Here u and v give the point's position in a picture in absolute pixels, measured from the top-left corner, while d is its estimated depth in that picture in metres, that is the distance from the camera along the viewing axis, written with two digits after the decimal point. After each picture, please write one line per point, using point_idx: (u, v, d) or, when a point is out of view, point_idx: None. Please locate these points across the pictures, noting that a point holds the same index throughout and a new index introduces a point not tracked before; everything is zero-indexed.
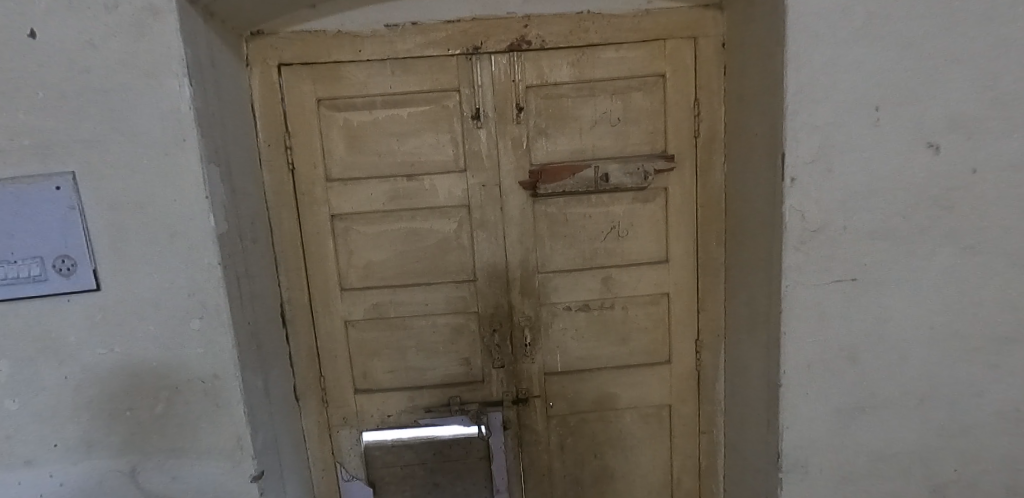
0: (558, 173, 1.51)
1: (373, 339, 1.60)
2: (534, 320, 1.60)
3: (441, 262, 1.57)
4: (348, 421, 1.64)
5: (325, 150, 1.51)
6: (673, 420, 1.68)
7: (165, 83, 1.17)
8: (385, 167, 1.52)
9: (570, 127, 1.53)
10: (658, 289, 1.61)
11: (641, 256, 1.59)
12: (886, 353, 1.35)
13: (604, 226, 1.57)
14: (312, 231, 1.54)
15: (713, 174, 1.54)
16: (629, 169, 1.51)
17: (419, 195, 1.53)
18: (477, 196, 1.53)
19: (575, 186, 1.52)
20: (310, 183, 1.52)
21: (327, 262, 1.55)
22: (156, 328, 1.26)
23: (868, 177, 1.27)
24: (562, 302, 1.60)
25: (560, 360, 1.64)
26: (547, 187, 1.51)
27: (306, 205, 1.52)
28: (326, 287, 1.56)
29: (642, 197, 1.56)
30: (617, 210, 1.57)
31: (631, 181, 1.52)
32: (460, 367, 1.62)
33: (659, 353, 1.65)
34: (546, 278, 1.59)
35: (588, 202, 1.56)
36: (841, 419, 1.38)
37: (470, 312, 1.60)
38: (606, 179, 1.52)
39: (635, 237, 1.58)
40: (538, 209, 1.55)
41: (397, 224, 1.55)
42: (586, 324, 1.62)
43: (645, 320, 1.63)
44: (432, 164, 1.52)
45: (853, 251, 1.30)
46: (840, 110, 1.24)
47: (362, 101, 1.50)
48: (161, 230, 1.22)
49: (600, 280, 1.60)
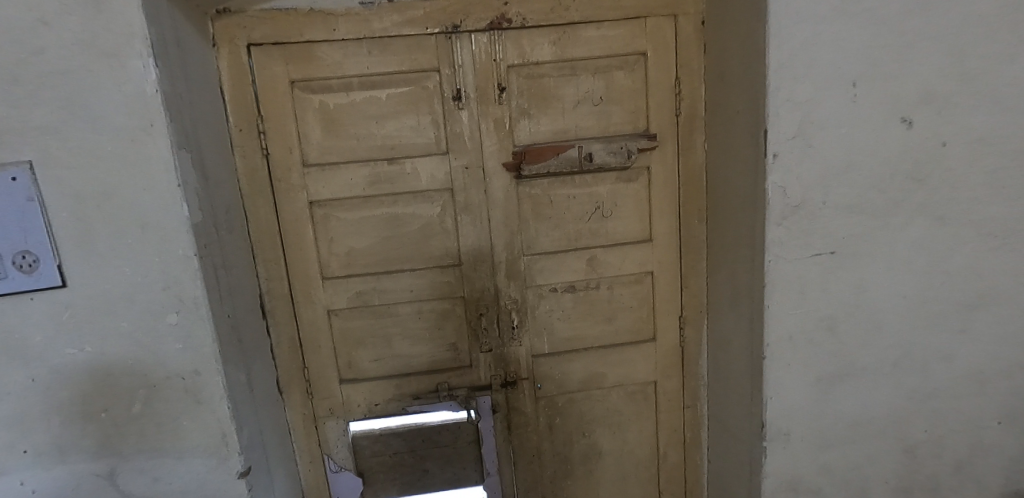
0: (542, 154, 1.50)
1: (357, 328, 1.57)
2: (520, 302, 1.60)
3: (425, 247, 1.54)
4: (334, 412, 1.61)
5: (301, 135, 1.46)
6: (658, 396, 1.71)
7: (129, 65, 1.10)
8: (365, 151, 1.48)
9: (553, 107, 1.51)
10: (643, 268, 1.62)
11: (626, 236, 1.60)
12: (863, 324, 1.39)
13: (589, 207, 1.57)
14: (290, 219, 1.48)
15: (694, 153, 1.56)
16: (612, 147, 1.51)
17: (400, 180, 1.49)
18: (460, 179, 1.51)
19: (558, 166, 1.51)
20: (287, 169, 1.46)
21: (307, 251, 1.51)
22: (129, 325, 1.20)
23: (846, 152, 1.30)
24: (548, 284, 1.60)
25: (547, 341, 1.64)
26: (530, 168, 1.50)
27: (282, 192, 1.47)
28: (307, 276, 1.52)
29: (625, 177, 1.56)
30: (601, 190, 1.56)
31: (615, 159, 1.51)
32: (447, 352, 1.61)
33: (644, 331, 1.67)
34: (531, 261, 1.58)
35: (573, 183, 1.55)
36: (822, 388, 1.42)
37: (456, 297, 1.58)
38: (590, 158, 1.51)
39: (620, 216, 1.59)
40: (522, 191, 1.54)
41: (380, 210, 1.51)
42: (572, 305, 1.62)
43: (630, 299, 1.64)
44: (413, 147, 1.49)
45: (832, 226, 1.33)
46: (819, 86, 1.26)
47: (338, 82, 1.44)
48: (131, 221, 1.16)
49: (586, 261, 1.60)
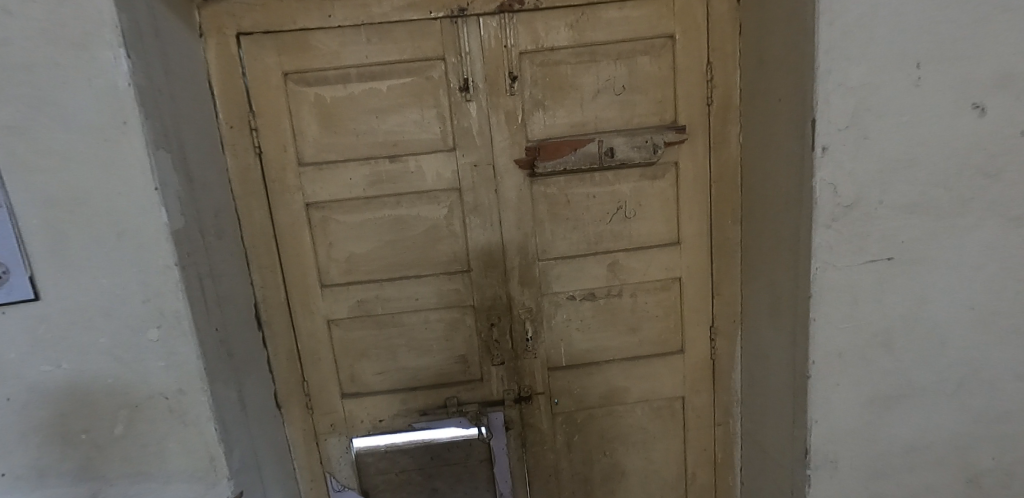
0: (558, 149, 1.36)
1: (360, 339, 1.46)
2: (535, 311, 1.47)
3: (431, 251, 1.42)
4: (336, 428, 1.50)
5: (296, 131, 1.35)
6: (686, 412, 1.57)
7: (99, 56, 1.00)
8: (365, 148, 1.36)
9: (570, 97, 1.37)
10: (670, 273, 1.48)
11: (651, 239, 1.46)
12: (924, 338, 1.23)
13: (610, 207, 1.43)
14: (286, 223, 1.38)
15: (728, 146, 1.40)
16: (635, 142, 1.37)
17: (404, 179, 1.37)
18: (468, 177, 1.38)
19: (576, 163, 1.37)
20: (281, 168, 1.35)
21: (305, 256, 1.40)
22: (108, 340, 1.10)
23: (907, 144, 1.13)
24: (566, 291, 1.47)
25: (565, 353, 1.51)
26: (545, 165, 1.36)
27: (277, 194, 1.36)
28: (305, 284, 1.41)
29: (650, 174, 1.42)
30: (624, 188, 1.42)
31: (639, 155, 1.37)
32: (456, 365, 1.49)
33: (671, 342, 1.53)
34: (547, 266, 1.44)
35: (592, 181, 1.41)
36: (874, 411, 1.26)
37: (466, 306, 1.45)
38: (612, 154, 1.37)
39: (644, 217, 1.44)
40: (536, 191, 1.40)
41: (382, 212, 1.39)
42: (591, 314, 1.49)
43: (656, 307, 1.50)
44: (416, 143, 1.36)
45: (889, 228, 1.17)
46: (876, 69, 1.10)
47: (335, 73, 1.32)
48: (106, 228, 1.06)
49: (607, 266, 1.46)
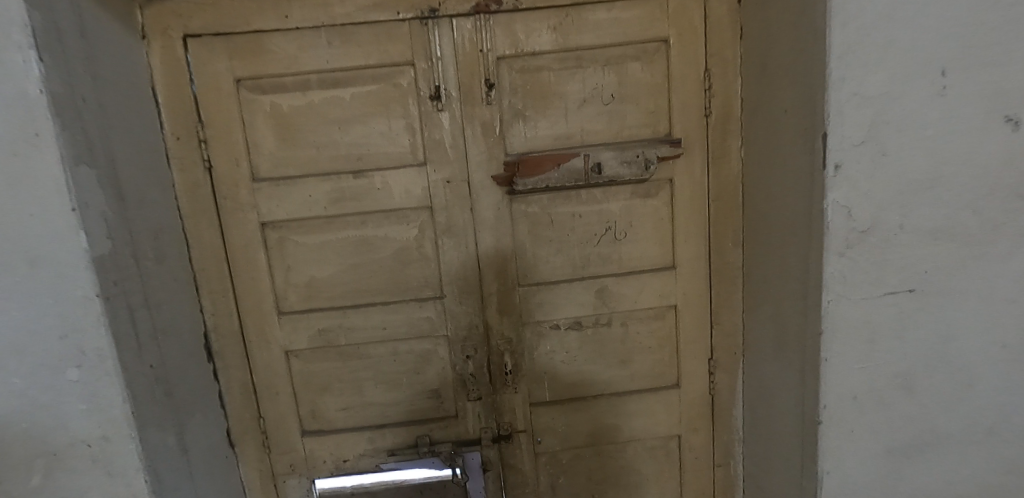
0: (539, 165, 1.23)
1: (321, 371, 1.32)
2: (515, 342, 1.33)
3: (400, 276, 1.28)
4: (296, 469, 1.36)
5: (250, 143, 1.22)
6: (683, 452, 1.43)
7: (6, 59, 0.87)
8: (327, 162, 1.23)
9: (554, 107, 1.24)
10: (664, 301, 1.34)
11: (642, 263, 1.32)
12: (949, 380, 1.09)
13: (598, 227, 1.30)
14: (239, 244, 1.25)
15: (728, 162, 1.28)
16: (625, 157, 1.23)
17: (369, 197, 1.24)
18: (440, 195, 1.24)
19: (560, 179, 1.24)
20: (233, 185, 1.22)
21: (260, 281, 1.27)
22: (21, 381, 0.97)
23: (931, 162, 1.00)
24: (549, 320, 1.33)
25: (548, 387, 1.37)
26: (525, 182, 1.23)
27: (229, 212, 1.23)
28: (260, 311, 1.28)
29: (642, 191, 1.29)
30: (613, 207, 1.29)
31: (630, 171, 1.24)
32: (428, 401, 1.35)
33: (665, 376, 1.39)
34: (528, 292, 1.31)
35: (578, 200, 1.28)
36: (893, 461, 1.12)
37: (438, 336, 1.31)
38: (599, 170, 1.23)
39: (636, 239, 1.31)
40: (516, 210, 1.27)
41: (345, 233, 1.26)
42: (578, 345, 1.35)
43: (648, 338, 1.36)
44: (383, 157, 1.23)
45: (910, 256, 1.03)
46: (896, 76, 0.97)
47: (292, 79, 1.20)
48: (17, 254, 0.93)
49: (595, 293, 1.32)
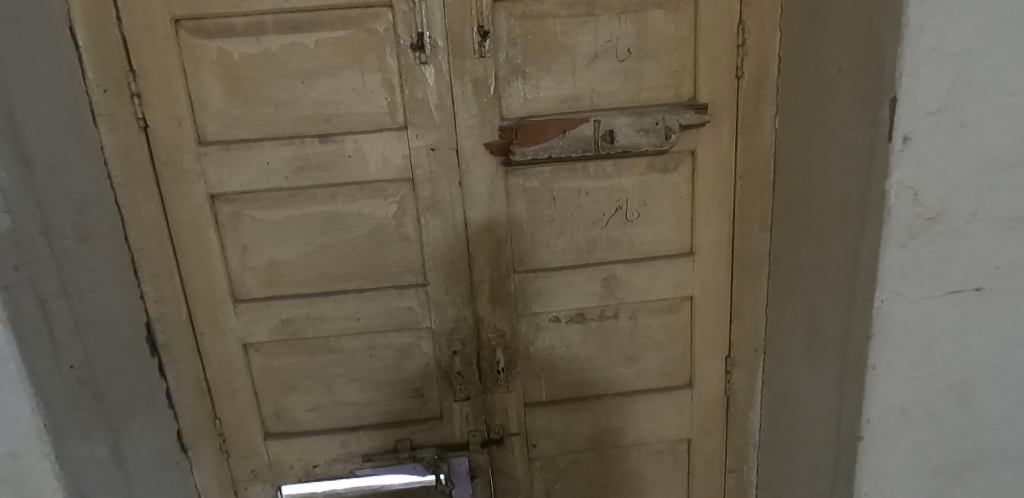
0: (541, 131, 1.04)
1: (286, 367, 1.15)
2: (509, 337, 1.16)
3: (376, 259, 1.10)
4: (259, 475, 1.20)
5: (194, 99, 1.02)
6: (692, 457, 1.29)
7: None
8: (288, 124, 1.03)
9: (559, 62, 1.04)
10: (679, 291, 1.18)
11: (656, 247, 1.15)
12: (1013, 393, 0.94)
13: (606, 206, 1.12)
14: (185, 220, 1.06)
15: (760, 133, 1.10)
16: (641, 125, 1.04)
17: (339, 166, 1.05)
18: (424, 165, 1.05)
19: (565, 149, 1.05)
20: (176, 148, 1.03)
21: (212, 263, 1.08)
22: None
23: (1018, 136, 0.82)
24: (549, 311, 1.16)
25: (546, 386, 1.21)
26: (524, 151, 1.04)
27: (171, 182, 1.04)
28: (213, 297, 1.10)
29: (659, 165, 1.11)
30: (625, 183, 1.11)
31: (647, 140, 1.05)
32: (409, 400, 1.19)
33: (677, 374, 1.24)
34: (525, 280, 1.14)
35: (585, 173, 1.09)
36: (940, 481, 0.98)
37: (421, 329, 1.14)
38: (611, 138, 1.04)
39: (650, 221, 1.14)
40: (513, 185, 1.09)
41: (311, 208, 1.07)
42: (580, 340, 1.19)
43: (660, 332, 1.21)
44: (356, 119, 1.04)
45: (982, 249, 0.87)
46: (985, 29, 0.78)
47: (244, 21, 0.99)
48: None
49: (601, 281, 1.15)
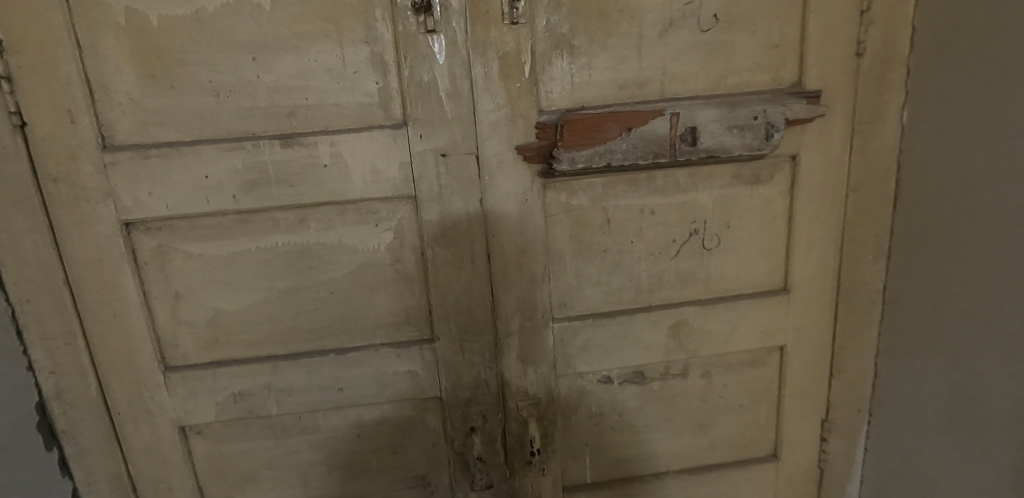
0: (595, 129, 0.74)
1: (241, 454, 0.84)
2: (544, 405, 0.87)
3: (364, 308, 0.80)
4: None
5: (96, 85, 0.70)
6: None
7: None
8: (234, 120, 0.72)
9: (621, 32, 0.74)
10: (767, 340, 0.89)
11: (739, 284, 0.87)
12: None
13: (677, 230, 0.82)
14: (90, 258, 0.74)
15: (883, 131, 0.82)
16: (734, 120, 0.75)
17: (310, 180, 0.74)
18: (430, 177, 0.75)
19: (628, 154, 0.75)
20: (70, 157, 0.71)
21: (131, 319, 0.77)
22: None
23: None
24: (597, 371, 0.87)
25: (591, 466, 0.92)
26: (571, 157, 0.75)
27: (67, 206, 0.72)
28: (134, 365, 0.78)
29: (749, 175, 0.82)
30: (704, 200, 0.82)
31: (741, 141, 0.76)
32: (411, 490, 0.88)
33: (758, 443, 0.96)
34: (568, 331, 0.84)
35: (651, 186, 0.80)
36: None
37: (426, 398, 0.84)
38: (692, 139, 0.75)
39: (733, 249, 0.85)
40: (553, 203, 0.79)
41: (270, 239, 0.76)
42: (636, 405, 0.90)
43: (739, 391, 0.92)
44: (333, 113, 0.73)
45: None
46: None
47: None
48: None
49: (668, 330, 0.86)
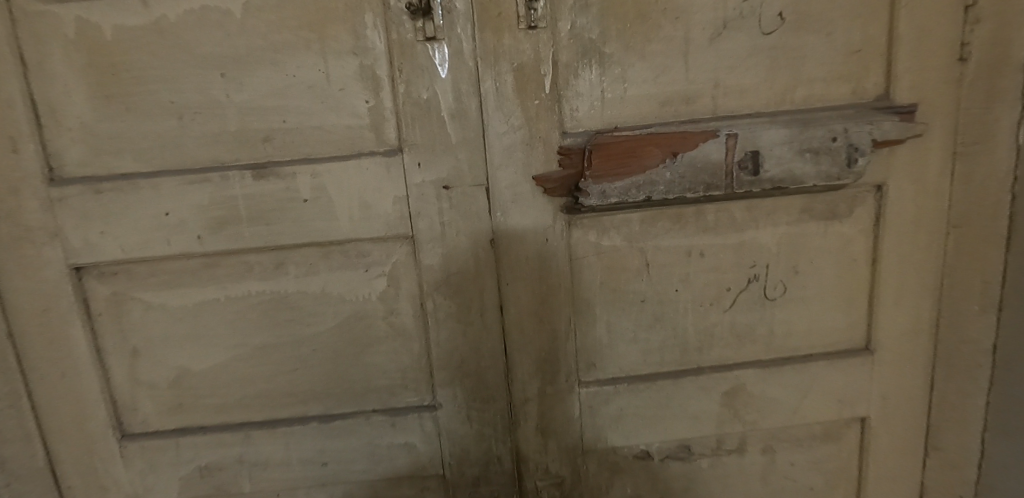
0: (632, 155, 0.60)
1: None
2: (569, 486, 0.72)
3: (353, 368, 0.67)
4: None
5: (41, 107, 0.60)
6: None
7: None
8: (200, 147, 0.61)
9: (664, 36, 0.60)
10: (844, 410, 0.73)
11: (809, 342, 0.71)
12: None
13: (733, 277, 0.67)
14: (35, 308, 0.63)
15: (995, 155, 0.65)
16: (807, 142, 0.60)
17: (287, 218, 0.62)
18: (430, 213, 0.62)
19: (673, 185, 0.61)
20: (11, 191, 0.60)
21: (83, 378, 0.66)
22: None
23: None
24: (634, 445, 0.71)
25: None
26: (602, 189, 0.61)
27: (8, 248, 0.62)
28: (87, 432, 0.67)
29: (823, 209, 0.66)
30: (766, 239, 0.66)
31: (816, 169, 0.61)
32: None
33: None
34: (598, 398, 0.69)
35: (700, 224, 0.65)
36: None
37: (426, 476, 0.70)
38: (754, 166, 0.60)
39: (802, 299, 0.69)
40: (580, 244, 0.65)
41: (242, 287, 0.64)
42: (681, 487, 0.74)
43: (809, 472, 0.75)
44: (316, 138, 0.61)
45: None
46: None
47: None
48: None
49: (721, 398, 0.70)
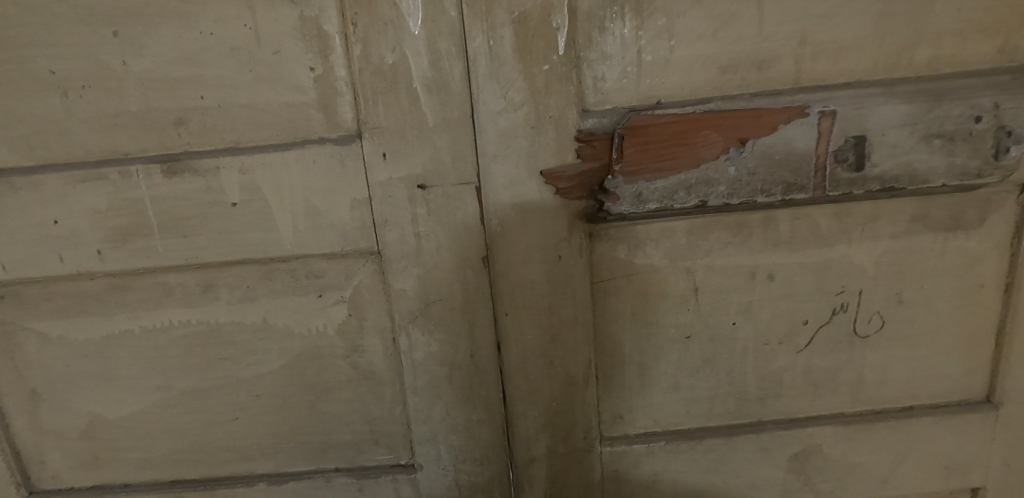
0: (685, 140, 0.44)
1: None
2: None
3: (309, 419, 0.54)
4: None
5: None
6: None
7: None
8: (95, 134, 0.46)
9: None
10: (951, 478, 0.55)
11: (910, 391, 0.53)
12: None
13: (812, 308, 0.50)
14: None
15: None
16: (935, 125, 0.43)
17: (211, 232, 0.48)
18: (402, 222, 0.46)
19: (739, 185, 0.44)
20: None
21: None
22: None
23: None
24: None
25: None
26: (640, 188, 0.45)
27: None
28: None
29: (943, 216, 0.48)
30: (861, 258, 0.49)
31: (947, 162, 0.44)
32: None
33: None
34: (625, 461, 0.53)
35: (771, 237, 0.48)
36: None
37: None
38: (856, 160, 0.44)
39: (903, 336, 0.51)
40: (605, 263, 0.48)
41: (162, 316, 0.51)
42: None
43: None
44: (246, 120, 0.45)
45: None
46: None
47: None
48: None
49: (787, 463, 0.54)
